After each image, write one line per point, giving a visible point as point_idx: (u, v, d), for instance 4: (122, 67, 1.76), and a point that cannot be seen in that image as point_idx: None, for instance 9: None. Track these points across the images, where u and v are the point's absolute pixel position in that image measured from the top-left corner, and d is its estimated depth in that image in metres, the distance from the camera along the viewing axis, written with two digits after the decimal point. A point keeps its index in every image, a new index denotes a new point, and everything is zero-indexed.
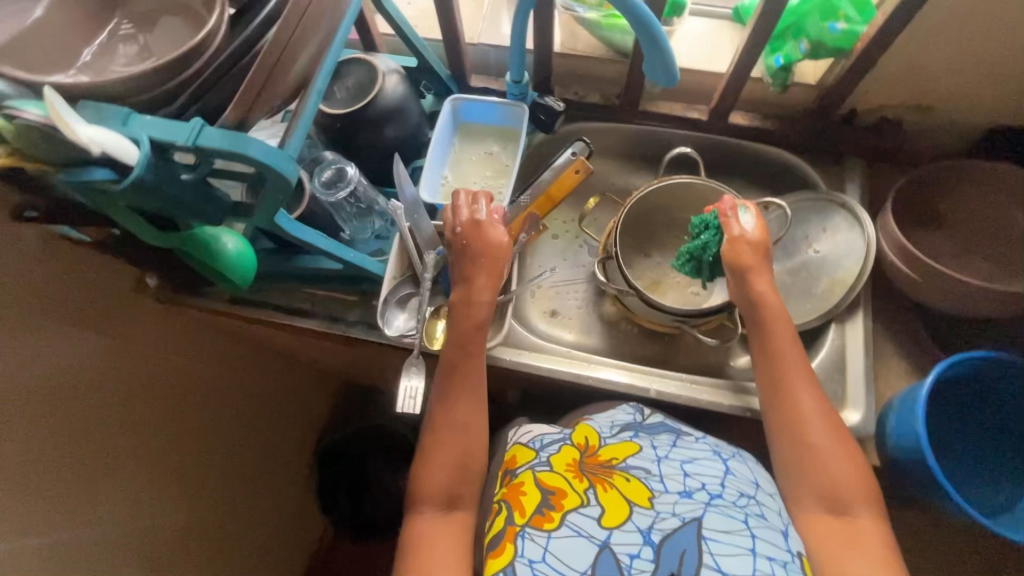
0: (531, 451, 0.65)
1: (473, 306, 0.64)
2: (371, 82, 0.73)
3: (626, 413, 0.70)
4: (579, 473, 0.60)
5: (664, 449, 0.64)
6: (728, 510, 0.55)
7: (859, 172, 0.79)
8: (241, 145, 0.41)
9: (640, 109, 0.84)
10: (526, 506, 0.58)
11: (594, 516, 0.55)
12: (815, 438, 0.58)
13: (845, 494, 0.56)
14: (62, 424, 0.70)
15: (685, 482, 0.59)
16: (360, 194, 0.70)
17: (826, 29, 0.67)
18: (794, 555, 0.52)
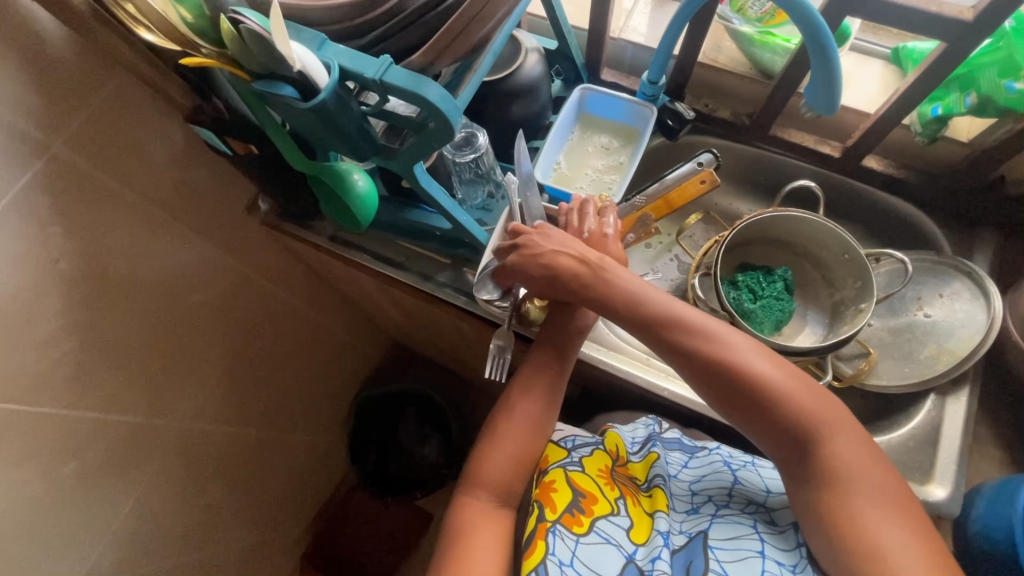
0: (561, 450, 0.64)
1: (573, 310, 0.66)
2: (513, 57, 0.74)
3: (644, 425, 0.70)
4: (611, 481, 0.60)
5: (676, 466, 0.64)
6: (736, 517, 0.56)
7: (990, 244, 0.75)
8: (419, 85, 0.43)
9: (771, 134, 0.81)
10: (557, 503, 0.57)
11: (624, 527, 0.56)
12: (759, 395, 0.50)
13: (826, 447, 0.49)
14: (155, 316, 0.75)
15: (692, 497, 0.60)
16: (482, 162, 0.71)
17: (1001, 86, 0.63)
18: (802, 552, 0.53)
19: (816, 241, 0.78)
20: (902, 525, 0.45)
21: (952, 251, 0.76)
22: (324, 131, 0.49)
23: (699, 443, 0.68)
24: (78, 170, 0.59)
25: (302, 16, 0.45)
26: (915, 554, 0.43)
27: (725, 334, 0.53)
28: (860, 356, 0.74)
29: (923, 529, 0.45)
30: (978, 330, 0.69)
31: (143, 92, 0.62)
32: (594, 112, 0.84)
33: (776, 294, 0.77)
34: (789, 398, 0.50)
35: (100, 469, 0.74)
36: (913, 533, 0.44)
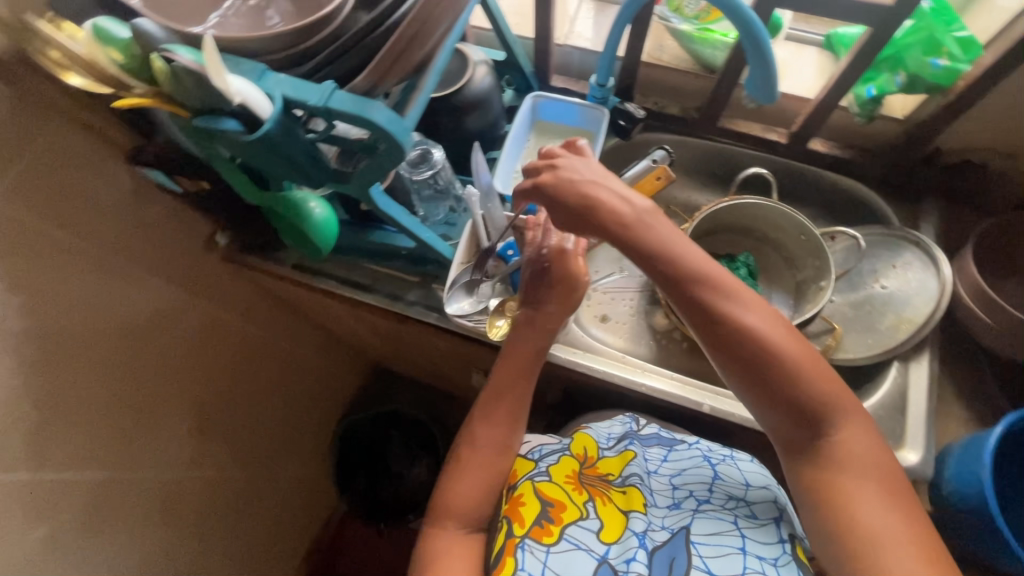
0: (529, 461, 0.64)
1: (534, 328, 0.67)
2: (462, 71, 0.74)
3: (621, 423, 0.72)
4: (578, 484, 0.60)
5: (655, 462, 0.65)
6: (718, 513, 0.57)
7: (934, 213, 0.78)
8: (365, 109, 0.42)
9: (720, 125, 0.83)
10: (526, 517, 0.56)
11: (593, 530, 0.56)
12: (772, 368, 0.47)
13: (825, 424, 0.48)
14: (117, 365, 0.72)
15: (674, 493, 0.60)
16: (440, 177, 0.71)
17: (927, 63, 0.66)
18: (784, 546, 0.54)
19: (775, 224, 0.80)
20: (892, 504, 0.44)
21: (901, 223, 0.79)
22: (275, 161, 0.49)
23: (677, 436, 0.70)
24: (19, 224, 0.57)
25: (240, 49, 0.44)
26: (903, 533, 0.43)
27: (746, 302, 0.49)
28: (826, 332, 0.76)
29: (913, 510, 0.44)
30: (931, 296, 0.72)
31: (83, 137, 0.60)
32: (548, 118, 0.85)
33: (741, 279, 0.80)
34: (807, 374, 0.47)
35: (69, 532, 0.70)
36: (906, 519, 0.44)
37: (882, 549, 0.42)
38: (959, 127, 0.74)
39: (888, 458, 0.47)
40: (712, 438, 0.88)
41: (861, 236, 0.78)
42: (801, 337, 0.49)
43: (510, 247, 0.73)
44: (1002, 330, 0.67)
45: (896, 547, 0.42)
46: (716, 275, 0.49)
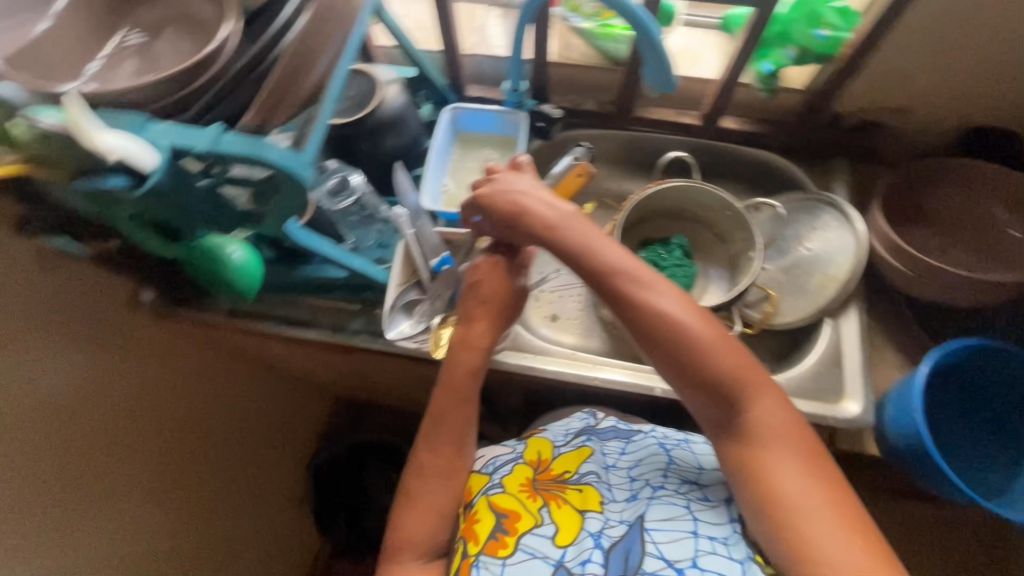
0: (484, 476, 0.64)
1: (470, 349, 0.64)
2: (373, 92, 0.74)
3: (579, 420, 0.72)
4: (532, 492, 0.60)
5: (613, 456, 0.65)
6: (672, 498, 0.57)
7: (844, 173, 0.82)
8: (258, 150, 0.41)
9: (634, 116, 0.86)
10: (480, 534, 0.57)
11: (548, 536, 0.56)
12: (690, 348, 0.51)
13: (743, 401, 0.50)
14: (45, 445, 0.68)
15: (631, 484, 0.61)
16: (365, 203, 0.71)
17: (812, 36, 0.70)
18: (734, 526, 0.55)
19: (701, 203, 0.83)
20: (808, 470, 0.47)
21: (816, 186, 0.83)
22: (177, 214, 0.48)
23: (634, 427, 0.69)
24: None
25: (116, 99, 0.42)
26: (816, 495, 0.46)
27: (663, 292, 0.53)
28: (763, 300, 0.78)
29: (827, 473, 0.48)
30: (851, 252, 0.76)
31: None
32: (469, 128, 0.85)
33: (677, 261, 0.83)
34: (718, 352, 0.50)
35: None
36: (819, 486, 0.46)
37: (798, 509, 0.46)
38: (852, 90, 0.79)
39: (802, 429, 0.50)
40: (674, 419, 0.89)
41: (781, 203, 0.81)
42: (714, 321, 0.53)
43: (445, 262, 0.71)
44: (916, 275, 0.71)
45: (810, 506, 0.45)
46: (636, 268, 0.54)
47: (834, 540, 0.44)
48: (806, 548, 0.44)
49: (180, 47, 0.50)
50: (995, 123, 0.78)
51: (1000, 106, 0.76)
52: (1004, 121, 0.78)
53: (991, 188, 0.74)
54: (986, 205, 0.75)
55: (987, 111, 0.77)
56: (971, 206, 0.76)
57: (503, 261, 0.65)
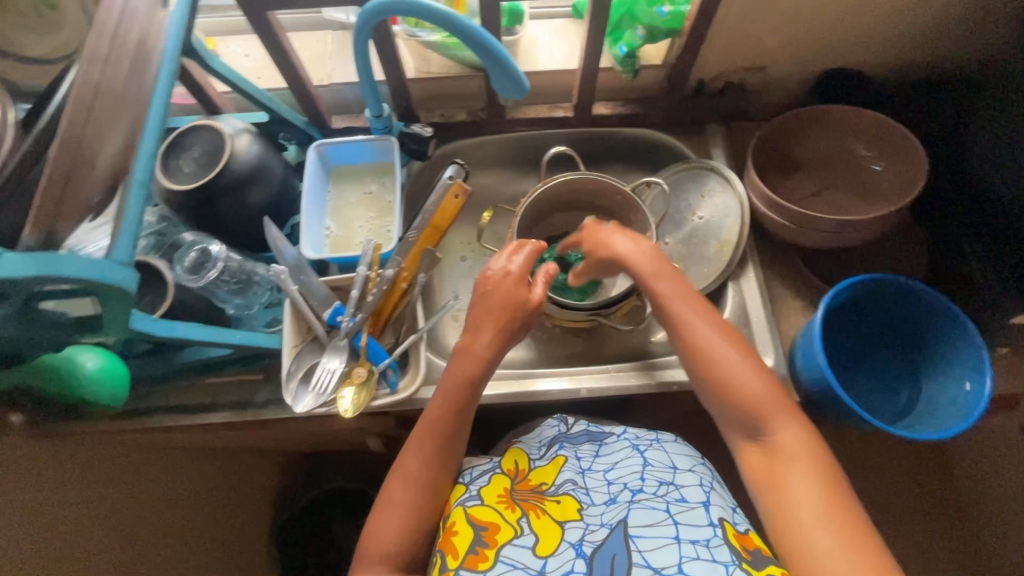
0: (462, 486, 0.62)
1: (468, 358, 0.61)
2: (219, 147, 0.68)
3: (550, 427, 0.70)
4: (510, 502, 0.59)
5: (588, 459, 0.65)
6: (651, 502, 0.56)
7: (718, 137, 0.84)
8: (47, 264, 0.36)
9: (509, 118, 0.83)
10: (459, 547, 0.54)
11: (528, 546, 0.54)
12: (725, 369, 0.56)
13: (765, 420, 0.54)
14: None
15: (609, 490, 0.60)
16: (232, 269, 0.65)
17: (655, 13, 0.71)
18: (715, 527, 0.53)
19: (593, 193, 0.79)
20: (823, 488, 0.49)
21: (696, 154, 0.84)
22: None
23: (605, 428, 0.71)
24: None
25: None
26: (825, 508, 0.48)
27: (710, 328, 0.59)
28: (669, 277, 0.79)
29: (843, 496, 0.49)
30: (738, 213, 0.78)
31: None
32: (342, 162, 0.81)
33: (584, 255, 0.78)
34: (751, 376, 0.56)
35: None
36: (832, 506, 0.48)
37: (806, 519, 0.47)
38: (707, 58, 0.80)
39: (823, 453, 0.52)
40: (614, 407, 0.90)
41: (665, 178, 0.82)
42: (754, 355, 0.58)
43: (339, 312, 0.67)
44: (796, 226, 0.73)
45: (817, 517, 0.47)
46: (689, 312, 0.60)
47: (840, 554, 0.45)
48: (807, 554, 0.46)
49: None
50: (843, 66, 0.81)
51: (842, 51, 0.79)
52: (851, 63, 0.81)
53: (848, 129, 0.77)
54: (846, 143, 0.78)
55: (833, 57, 0.80)
56: (836, 149, 0.79)
57: (515, 271, 0.61)
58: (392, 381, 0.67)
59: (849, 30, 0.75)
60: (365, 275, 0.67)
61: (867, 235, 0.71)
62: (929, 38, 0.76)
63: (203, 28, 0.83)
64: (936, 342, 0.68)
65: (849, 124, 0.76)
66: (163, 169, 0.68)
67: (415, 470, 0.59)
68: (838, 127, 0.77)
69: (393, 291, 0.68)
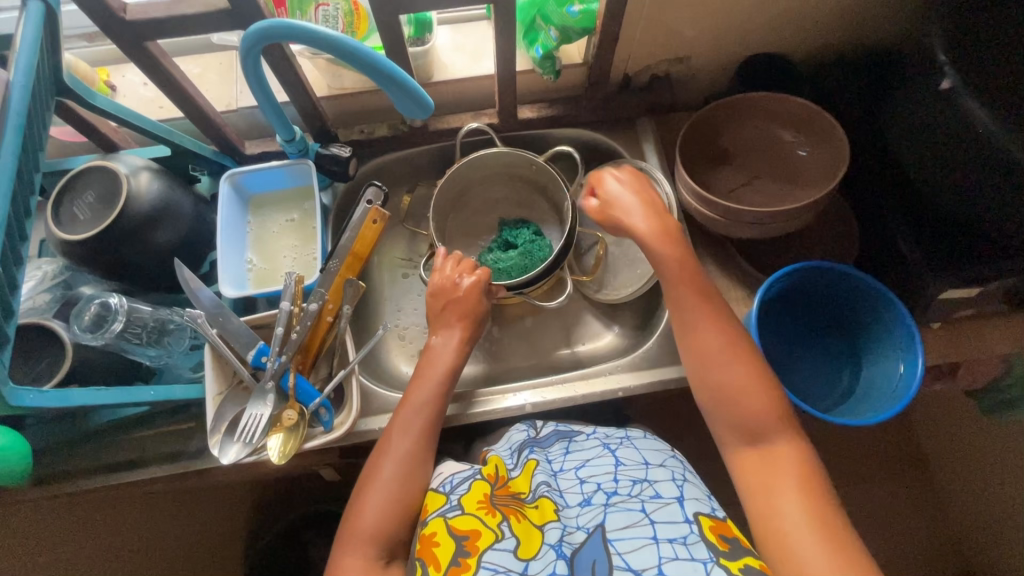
0: (440, 495, 0.57)
1: (444, 349, 0.64)
2: (116, 189, 0.63)
3: (519, 432, 0.67)
4: (490, 508, 0.54)
5: (559, 460, 0.61)
6: (627, 504, 0.52)
7: (649, 131, 0.83)
8: None
9: (432, 129, 0.80)
10: (441, 559, 0.50)
11: (510, 550, 0.50)
12: (723, 376, 0.54)
13: (762, 430, 0.52)
14: None
15: (583, 489, 0.56)
16: (141, 320, 0.61)
17: (565, 13, 0.68)
18: (690, 523, 0.50)
19: (520, 173, 0.78)
20: (814, 501, 0.48)
21: (627, 149, 0.83)
22: None
23: (574, 427, 0.67)
24: None
25: None
26: (812, 526, 0.47)
27: (706, 323, 0.56)
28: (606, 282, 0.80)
29: (832, 516, 0.48)
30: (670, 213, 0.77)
31: None
32: (259, 190, 0.76)
33: (530, 239, 0.77)
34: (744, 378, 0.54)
35: None
36: (818, 524, 0.47)
37: (792, 533, 0.47)
38: (627, 53, 0.78)
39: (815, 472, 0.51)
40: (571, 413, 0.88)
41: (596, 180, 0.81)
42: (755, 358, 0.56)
43: (264, 352, 0.64)
44: (725, 219, 0.72)
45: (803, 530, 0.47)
46: (689, 299, 0.58)
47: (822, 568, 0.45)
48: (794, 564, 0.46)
49: None
50: (763, 51, 0.81)
51: (762, 36, 0.78)
52: (770, 47, 0.80)
53: (773, 116, 0.77)
54: (771, 129, 0.78)
55: (753, 43, 0.79)
56: (763, 136, 0.79)
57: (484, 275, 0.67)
58: (326, 419, 0.64)
59: (765, 17, 0.74)
60: (288, 311, 0.63)
61: (794, 223, 0.71)
62: (844, 19, 0.76)
63: (94, 58, 0.77)
64: (875, 329, 0.68)
65: (770, 110, 0.76)
66: (54, 218, 0.63)
67: (401, 450, 0.59)
68: (762, 113, 0.77)
69: (319, 324, 0.66)
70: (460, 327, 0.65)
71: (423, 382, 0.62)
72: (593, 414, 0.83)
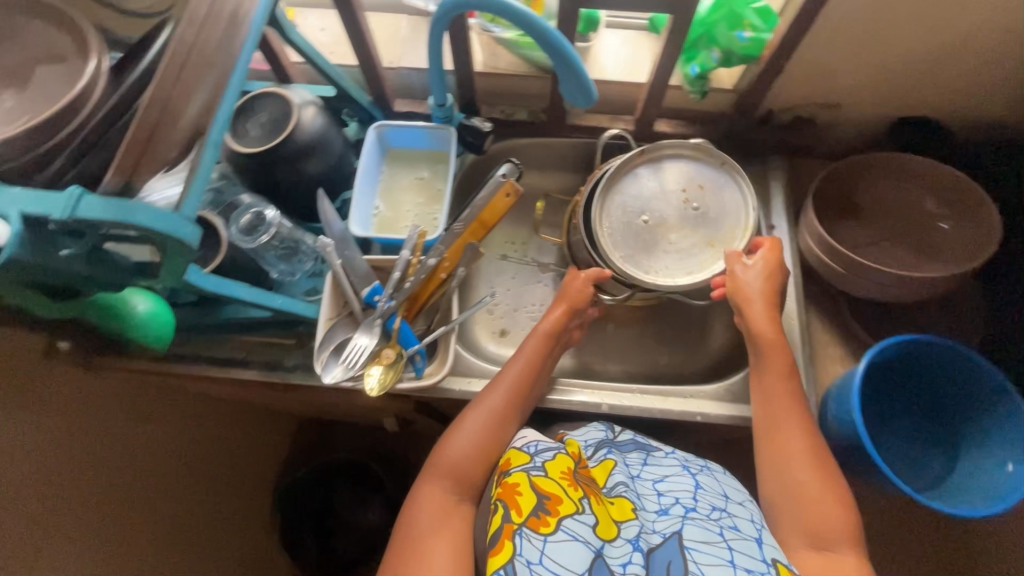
0: (524, 454, 0.58)
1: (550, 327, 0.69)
2: (286, 116, 0.69)
3: (596, 430, 0.67)
4: (574, 481, 0.56)
5: (636, 467, 0.63)
6: (704, 522, 0.54)
7: (780, 170, 0.82)
8: (125, 213, 0.38)
9: (569, 123, 0.83)
10: (523, 506, 0.52)
11: (590, 525, 0.52)
12: (796, 472, 0.57)
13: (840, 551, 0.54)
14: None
15: (660, 500, 0.58)
16: (284, 236, 0.67)
17: (734, 37, 0.69)
18: (768, 564, 0.51)
19: None
20: None
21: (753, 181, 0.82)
22: (44, 274, 0.43)
23: (652, 441, 0.68)
24: None
25: None
26: None
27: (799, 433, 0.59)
28: (622, 248, 0.73)
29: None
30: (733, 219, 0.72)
31: None
32: (399, 145, 0.82)
33: None
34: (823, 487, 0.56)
35: None
36: None
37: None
38: (781, 88, 0.77)
39: None
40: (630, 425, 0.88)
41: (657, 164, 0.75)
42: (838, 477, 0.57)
43: (377, 292, 0.68)
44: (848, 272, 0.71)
45: None
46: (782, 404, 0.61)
47: None
48: None
49: (47, 94, 0.45)
50: (919, 114, 0.79)
51: (926, 98, 0.76)
52: (928, 111, 0.78)
53: (917, 181, 0.75)
54: (910, 192, 0.75)
55: (911, 103, 0.77)
56: (901, 198, 0.76)
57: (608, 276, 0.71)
58: (418, 366, 0.68)
59: (935, 79, 0.72)
60: (407, 259, 0.67)
61: (922, 293, 0.68)
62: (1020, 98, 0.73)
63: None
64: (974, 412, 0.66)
65: (916, 175, 0.74)
66: (231, 131, 0.70)
67: (493, 404, 0.63)
68: (907, 176, 0.75)
69: (432, 279, 0.69)
70: (558, 311, 0.70)
71: (521, 358, 0.67)
72: (654, 433, 0.83)
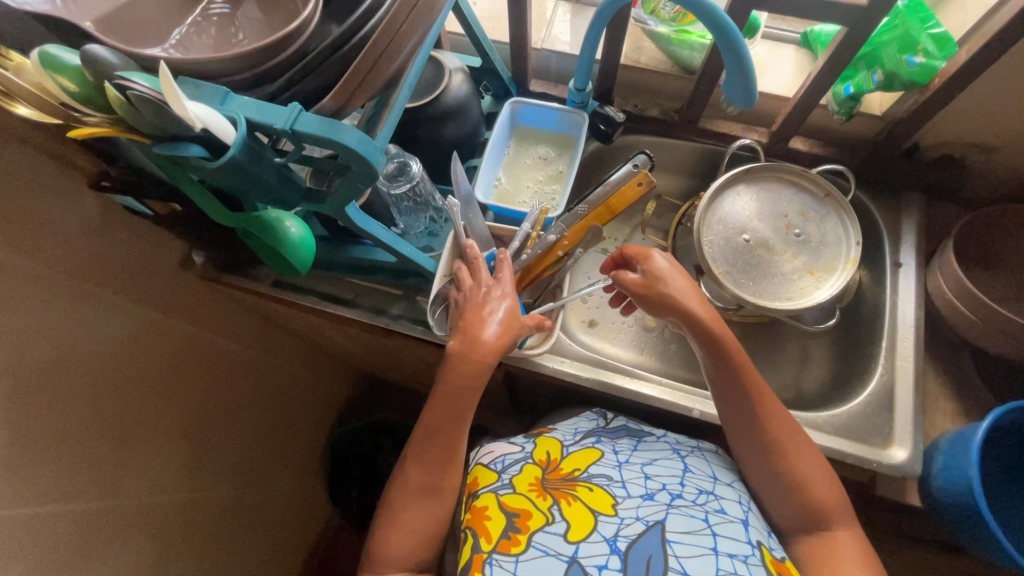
0: (492, 472, 0.60)
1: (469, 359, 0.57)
2: (438, 78, 0.72)
3: (588, 420, 0.69)
4: (542, 490, 0.56)
5: (625, 453, 0.62)
6: (690, 510, 0.53)
7: (916, 207, 0.78)
8: (334, 131, 0.41)
9: (700, 126, 0.82)
10: (492, 531, 0.53)
11: (560, 533, 0.52)
12: (820, 493, 0.53)
13: None
14: (135, 379, 0.73)
15: (646, 485, 0.57)
16: (420, 190, 0.71)
17: (903, 61, 0.67)
18: (754, 547, 0.50)
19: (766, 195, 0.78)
20: None
21: (885, 215, 0.78)
22: (247, 188, 0.48)
23: (645, 428, 0.68)
24: (12, 265, 0.55)
25: (198, 69, 0.42)
26: None
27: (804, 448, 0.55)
28: (721, 263, 0.73)
29: None
30: (839, 251, 0.72)
31: (54, 170, 0.58)
32: (528, 123, 0.84)
33: None
34: (825, 485, 0.54)
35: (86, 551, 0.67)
36: None
37: None
38: (936, 122, 0.74)
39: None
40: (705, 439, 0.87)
41: (763, 186, 0.76)
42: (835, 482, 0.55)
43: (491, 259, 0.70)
44: (984, 324, 0.67)
45: None
46: (789, 426, 0.56)
47: None
48: None
49: None
50: None
51: None
52: None
53: None
54: None
55: None
56: None
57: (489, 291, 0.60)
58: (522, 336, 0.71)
59: None
60: (527, 232, 0.70)
61: None
62: None
63: None
64: None
65: None
66: None
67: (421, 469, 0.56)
68: None
69: (548, 255, 0.70)
70: (494, 334, 0.57)
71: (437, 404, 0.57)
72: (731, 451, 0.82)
